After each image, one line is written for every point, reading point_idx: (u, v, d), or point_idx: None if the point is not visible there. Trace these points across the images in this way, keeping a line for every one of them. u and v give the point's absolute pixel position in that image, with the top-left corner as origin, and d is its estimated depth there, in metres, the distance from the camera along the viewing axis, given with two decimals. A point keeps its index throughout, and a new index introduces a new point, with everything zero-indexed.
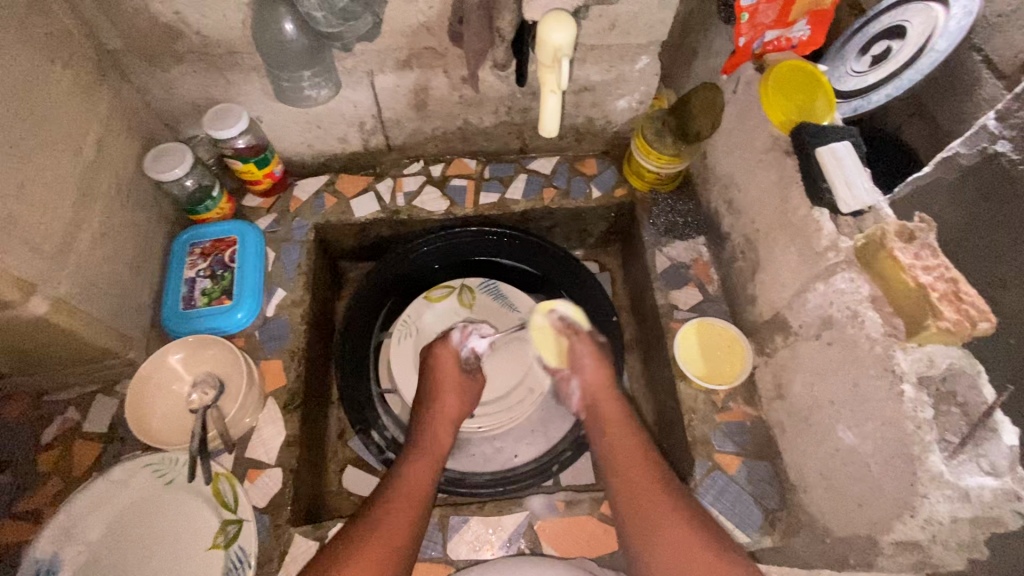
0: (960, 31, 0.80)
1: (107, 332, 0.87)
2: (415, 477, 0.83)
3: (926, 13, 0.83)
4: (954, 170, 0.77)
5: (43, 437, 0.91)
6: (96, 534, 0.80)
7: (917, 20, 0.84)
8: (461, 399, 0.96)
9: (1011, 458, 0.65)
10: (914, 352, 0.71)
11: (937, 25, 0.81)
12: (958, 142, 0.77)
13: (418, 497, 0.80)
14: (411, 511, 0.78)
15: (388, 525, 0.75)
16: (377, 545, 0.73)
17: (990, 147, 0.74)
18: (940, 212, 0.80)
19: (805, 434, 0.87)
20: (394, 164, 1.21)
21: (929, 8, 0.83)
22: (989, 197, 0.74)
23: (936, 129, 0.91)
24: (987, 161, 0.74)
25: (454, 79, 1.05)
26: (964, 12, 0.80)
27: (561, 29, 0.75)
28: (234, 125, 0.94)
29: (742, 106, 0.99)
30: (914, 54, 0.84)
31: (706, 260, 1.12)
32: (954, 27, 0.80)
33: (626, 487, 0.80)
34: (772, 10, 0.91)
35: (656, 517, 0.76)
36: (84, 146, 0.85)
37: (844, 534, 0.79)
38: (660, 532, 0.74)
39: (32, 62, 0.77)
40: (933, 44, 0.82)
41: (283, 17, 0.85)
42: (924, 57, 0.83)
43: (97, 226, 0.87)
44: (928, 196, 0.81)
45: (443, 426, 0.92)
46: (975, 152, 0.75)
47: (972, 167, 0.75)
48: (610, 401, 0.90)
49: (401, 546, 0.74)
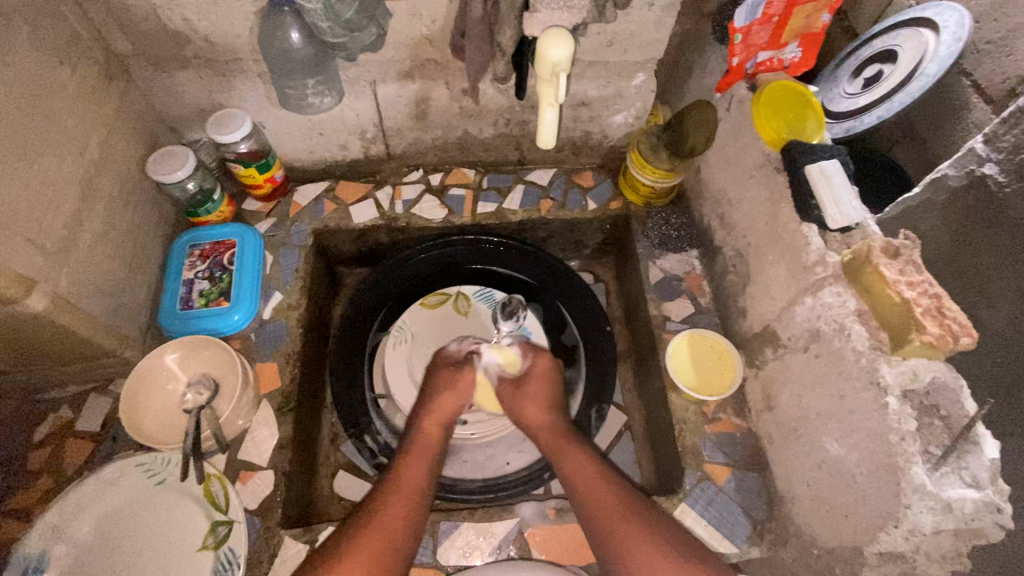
0: (950, 56, 0.82)
1: (104, 330, 0.88)
2: (411, 472, 0.83)
3: (916, 39, 0.87)
4: (942, 191, 0.79)
5: (35, 434, 0.91)
6: (85, 533, 0.80)
7: (907, 45, 0.88)
8: (459, 396, 0.94)
9: (991, 471, 0.68)
10: (898, 365, 0.73)
11: (929, 50, 0.84)
12: (946, 164, 0.80)
13: (412, 493, 0.81)
14: (407, 506, 0.79)
15: (384, 523, 0.77)
16: (376, 542, 0.75)
17: (977, 169, 0.77)
18: (928, 232, 0.81)
19: (793, 445, 0.89)
20: (393, 172, 1.23)
21: (919, 33, 0.87)
22: (977, 218, 0.77)
23: (926, 148, 0.95)
24: (975, 183, 0.77)
25: (454, 91, 1.07)
26: (955, 37, 0.83)
27: (559, 45, 0.78)
28: (237, 130, 0.96)
29: (735, 125, 1.01)
30: (904, 77, 0.86)
31: (699, 273, 1.14)
32: (945, 52, 0.82)
33: (589, 500, 0.82)
34: (766, 31, 0.94)
35: (622, 526, 0.78)
36: (89, 146, 0.86)
37: (830, 545, 0.80)
38: (632, 545, 0.76)
39: (41, 64, 0.78)
40: (924, 68, 0.84)
41: (289, 26, 0.87)
42: (915, 80, 0.84)
43: (99, 225, 0.88)
44: (919, 216, 0.82)
45: (437, 422, 0.92)
46: (964, 175, 0.77)
47: (961, 188, 0.78)
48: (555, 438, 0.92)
49: (396, 541, 0.76)
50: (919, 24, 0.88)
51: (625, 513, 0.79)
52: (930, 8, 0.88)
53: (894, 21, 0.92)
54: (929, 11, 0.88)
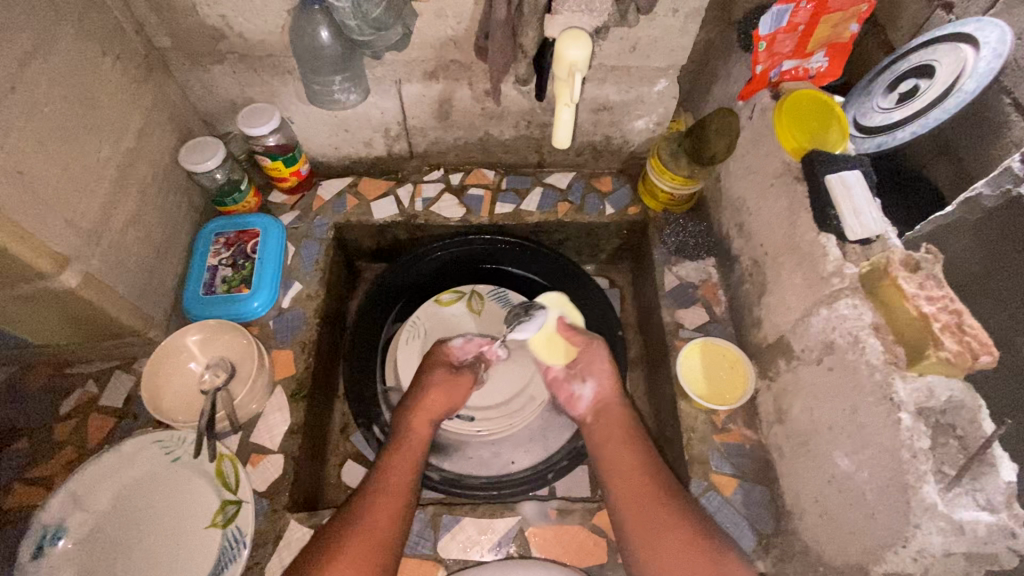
0: (990, 73, 0.77)
1: (130, 310, 0.91)
2: (397, 473, 0.84)
3: (954, 54, 0.82)
4: (977, 211, 0.78)
5: (61, 408, 0.95)
6: (103, 504, 0.83)
7: (945, 61, 0.83)
8: (450, 395, 0.96)
9: (1007, 495, 0.66)
10: (913, 381, 0.71)
11: (967, 66, 0.79)
12: (982, 182, 0.78)
13: (398, 492, 0.82)
14: (394, 508, 0.80)
15: (372, 525, 0.77)
16: (364, 545, 0.75)
17: (1014, 189, 0.74)
18: (961, 253, 0.80)
19: (803, 459, 0.87)
20: (415, 171, 1.25)
21: (957, 49, 0.82)
22: (1015, 237, 0.74)
23: (960, 166, 0.90)
24: (1013, 203, 0.74)
25: (477, 92, 1.09)
26: (995, 54, 0.77)
27: (577, 47, 0.79)
28: (266, 124, 0.99)
29: (757, 133, 1.01)
30: (940, 93, 0.82)
31: (715, 282, 1.13)
32: (984, 69, 0.77)
33: (621, 495, 0.83)
34: (791, 40, 0.94)
35: (653, 521, 0.78)
36: (126, 134, 0.90)
37: (837, 562, 0.78)
38: (661, 540, 0.77)
39: (86, 54, 0.82)
40: (962, 85, 0.79)
41: (319, 24, 0.89)
42: (951, 97, 0.80)
43: (132, 209, 0.92)
44: (953, 236, 0.80)
45: (426, 421, 0.92)
46: (1000, 194, 0.76)
47: (997, 208, 0.76)
48: (613, 410, 0.92)
49: (384, 543, 0.76)
50: (958, 39, 0.83)
51: (655, 507, 0.80)
52: (971, 23, 0.83)
53: (933, 34, 0.87)
54: (969, 26, 0.83)
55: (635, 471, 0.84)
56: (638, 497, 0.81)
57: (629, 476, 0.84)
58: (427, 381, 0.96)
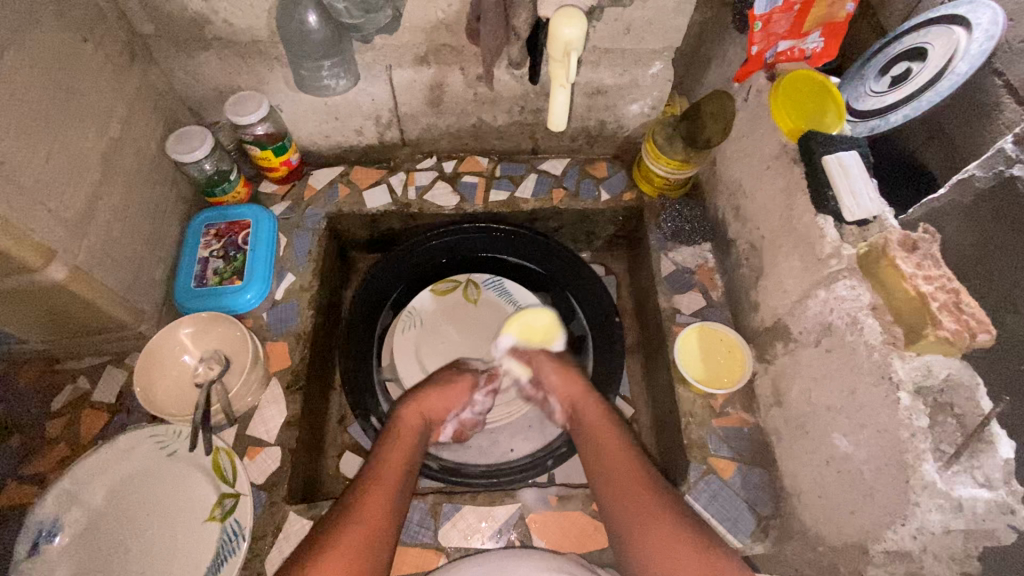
0: (982, 55, 0.75)
1: (120, 302, 0.90)
2: (392, 464, 0.83)
3: (946, 36, 0.80)
4: (969, 192, 0.73)
5: (54, 404, 0.94)
6: (98, 500, 0.82)
7: (938, 42, 0.81)
8: (442, 399, 0.96)
9: (1005, 471, 0.65)
10: (912, 360, 0.71)
11: (959, 48, 0.77)
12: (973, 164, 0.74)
13: (393, 483, 0.81)
14: (388, 498, 0.79)
15: (367, 513, 0.76)
16: (358, 533, 0.73)
17: (1006, 171, 0.70)
18: (955, 235, 0.76)
19: (801, 442, 0.87)
20: (408, 158, 1.24)
21: (950, 31, 0.80)
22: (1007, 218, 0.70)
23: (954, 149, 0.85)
24: (1005, 185, 0.70)
25: (469, 77, 1.07)
26: (987, 36, 0.75)
27: (572, 25, 0.78)
28: (254, 112, 0.97)
29: (752, 114, 1.00)
30: (934, 76, 0.79)
31: (711, 267, 1.13)
32: (976, 50, 0.75)
33: (609, 485, 0.83)
34: (786, 20, 0.92)
35: (646, 512, 0.78)
36: (110, 122, 0.88)
37: (834, 542, 0.78)
38: (650, 526, 0.76)
39: (67, 40, 0.80)
40: (954, 67, 0.77)
41: (306, 9, 0.88)
42: (944, 80, 0.78)
43: (119, 199, 0.90)
44: (944, 218, 0.77)
45: (417, 415, 0.93)
46: (992, 175, 0.71)
47: (988, 190, 0.72)
48: (587, 406, 0.95)
49: (379, 533, 0.75)
50: (950, 20, 0.81)
51: (647, 492, 0.80)
52: (963, 5, 0.80)
53: (924, 18, 0.85)
54: (962, 8, 0.80)
55: (623, 456, 0.84)
56: (627, 485, 0.81)
57: (616, 469, 0.84)
58: (427, 382, 0.98)
